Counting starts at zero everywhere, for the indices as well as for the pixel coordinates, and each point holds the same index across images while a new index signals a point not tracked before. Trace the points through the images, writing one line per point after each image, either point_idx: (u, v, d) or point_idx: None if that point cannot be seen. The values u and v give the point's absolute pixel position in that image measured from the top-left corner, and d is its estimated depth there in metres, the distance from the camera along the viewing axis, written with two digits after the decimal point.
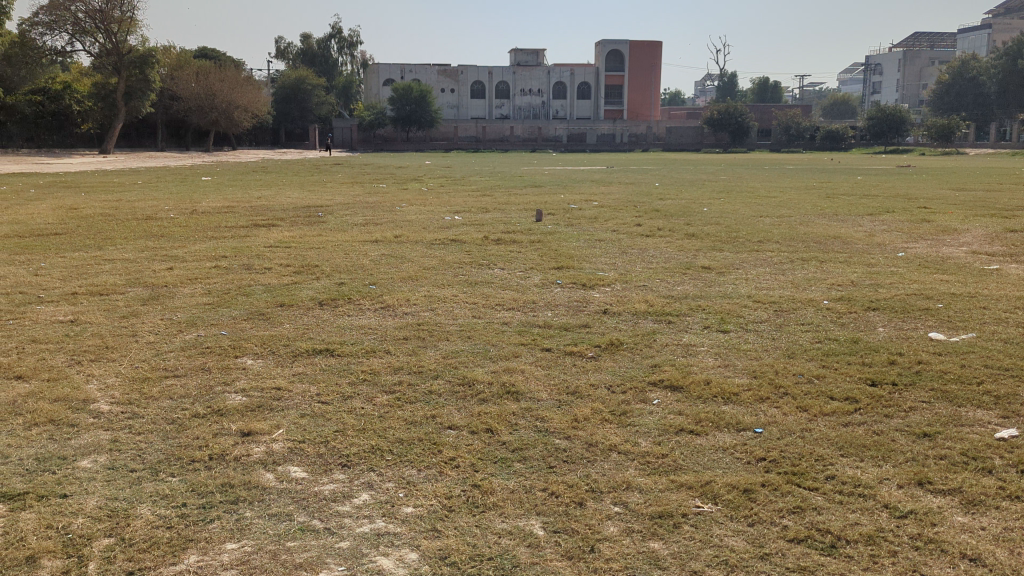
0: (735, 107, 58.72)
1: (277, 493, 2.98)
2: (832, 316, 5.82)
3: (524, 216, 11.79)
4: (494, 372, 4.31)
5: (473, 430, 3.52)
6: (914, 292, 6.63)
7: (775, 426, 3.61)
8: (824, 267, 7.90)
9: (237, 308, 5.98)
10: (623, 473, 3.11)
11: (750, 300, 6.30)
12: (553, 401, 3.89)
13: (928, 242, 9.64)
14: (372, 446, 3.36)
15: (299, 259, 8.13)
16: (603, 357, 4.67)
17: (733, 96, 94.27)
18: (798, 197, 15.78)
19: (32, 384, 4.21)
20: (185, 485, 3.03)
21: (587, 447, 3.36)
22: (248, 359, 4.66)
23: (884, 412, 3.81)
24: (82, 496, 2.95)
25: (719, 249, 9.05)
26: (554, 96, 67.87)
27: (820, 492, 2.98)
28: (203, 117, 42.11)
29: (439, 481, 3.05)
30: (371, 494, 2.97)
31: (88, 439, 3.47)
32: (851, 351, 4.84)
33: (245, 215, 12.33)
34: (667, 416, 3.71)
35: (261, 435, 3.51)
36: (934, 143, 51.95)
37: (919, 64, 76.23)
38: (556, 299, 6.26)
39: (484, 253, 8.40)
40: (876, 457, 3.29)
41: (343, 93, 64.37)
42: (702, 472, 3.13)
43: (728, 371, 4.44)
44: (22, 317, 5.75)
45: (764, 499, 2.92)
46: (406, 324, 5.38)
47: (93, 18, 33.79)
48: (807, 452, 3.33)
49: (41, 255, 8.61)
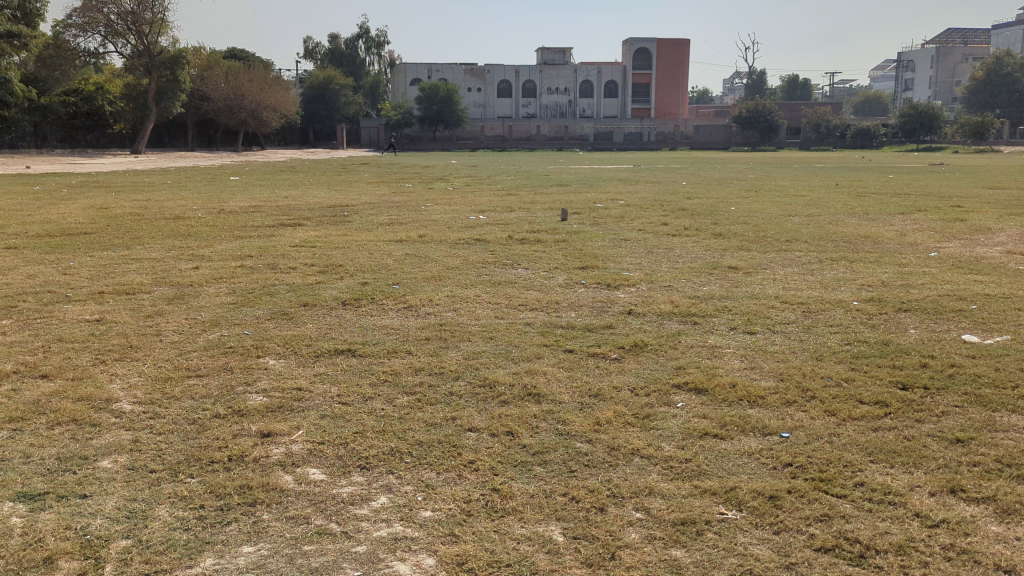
0: (763, 105, 57.90)
1: (295, 496, 2.95)
2: (862, 317, 5.70)
3: (550, 216, 11.73)
4: (515, 373, 4.27)
5: (494, 432, 3.48)
6: (947, 292, 6.50)
7: (802, 430, 3.54)
8: (854, 267, 7.77)
9: (261, 308, 5.99)
10: (645, 478, 3.05)
11: (778, 301, 6.20)
12: (575, 403, 3.84)
13: (962, 242, 9.45)
14: (391, 448, 3.33)
15: (324, 259, 8.12)
16: (626, 358, 4.61)
17: (762, 94, 93.19)
18: (827, 196, 15.53)
19: (57, 384, 4.22)
20: (204, 486, 3.02)
21: (608, 451, 3.30)
22: (271, 359, 4.65)
23: (915, 416, 3.71)
24: (101, 497, 2.94)
25: (746, 248, 8.95)
26: (581, 95, 67.73)
27: (848, 499, 2.90)
28: (232, 117, 42.50)
29: (458, 484, 3.02)
30: (390, 497, 2.94)
31: (110, 439, 3.48)
32: (881, 353, 4.74)
33: (271, 215, 12.32)
34: (690, 419, 3.65)
35: (280, 436, 3.49)
36: (968, 141, 50.98)
37: (953, 60, 75.06)
38: (580, 299, 6.20)
39: (509, 252, 8.37)
40: (906, 464, 3.20)
41: (370, 92, 64.66)
42: (727, 477, 3.07)
43: (754, 373, 4.36)
44: (49, 316, 5.77)
45: (789, 506, 2.85)
46: (428, 325, 5.35)
47: (124, 19, 34.13)
48: (835, 457, 3.25)
49: (70, 255, 8.66)
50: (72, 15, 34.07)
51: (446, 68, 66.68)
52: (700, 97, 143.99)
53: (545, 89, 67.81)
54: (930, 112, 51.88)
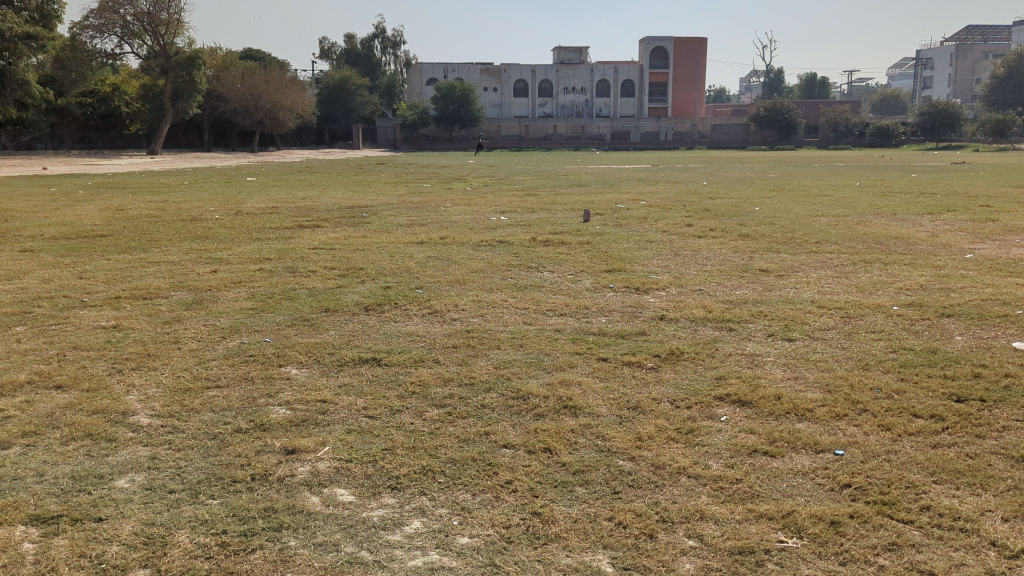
0: (781, 103, 57.29)
1: (323, 520, 2.78)
2: (904, 323, 5.46)
3: (572, 217, 11.50)
4: (549, 385, 4.06)
5: (531, 450, 3.29)
6: (990, 297, 6.25)
7: (858, 447, 3.32)
8: (890, 269, 7.56)
9: (281, 313, 5.84)
10: (695, 502, 2.85)
11: (814, 306, 5.97)
12: (613, 417, 3.64)
13: (996, 242, 9.22)
14: (423, 466, 3.15)
15: (344, 261, 7.99)
16: (662, 367, 4.41)
17: (780, 92, 92.65)
18: (852, 195, 15.27)
19: (72, 396, 4.07)
20: (225, 509, 2.85)
21: (653, 470, 3.10)
22: (293, 369, 4.48)
23: (975, 432, 3.47)
24: (117, 521, 2.78)
25: (775, 250, 8.68)
26: (598, 95, 67.93)
27: (916, 526, 2.69)
28: (249, 118, 42.55)
29: (496, 507, 2.83)
30: (423, 521, 2.76)
31: (127, 456, 3.32)
32: (929, 361, 4.51)
33: (289, 215, 12.33)
34: (737, 435, 3.45)
35: (305, 453, 3.32)
36: (990, 139, 50.29)
37: (972, 57, 74.25)
38: (609, 304, 5.99)
39: (534, 255, 8.20)
40: (973, 485, 2.97)
41: (387, 92, 64.74)
42: (784, 501, 2.86)
43: (799, 384, 4.13)
44: (64, 323, 5.63)
45: (854, 533, 2.65)
46: (455, 331, 5.17)
47: (141, 20, 34.31)
48: (897, 478, 3.03)
49: (87, 258, 8.54)
50: (89, 16, 34.17)
51: (462, 68, 66.62)
52: (717, 96, 143.17)
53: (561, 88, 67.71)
54: (950, 110, 51.30)
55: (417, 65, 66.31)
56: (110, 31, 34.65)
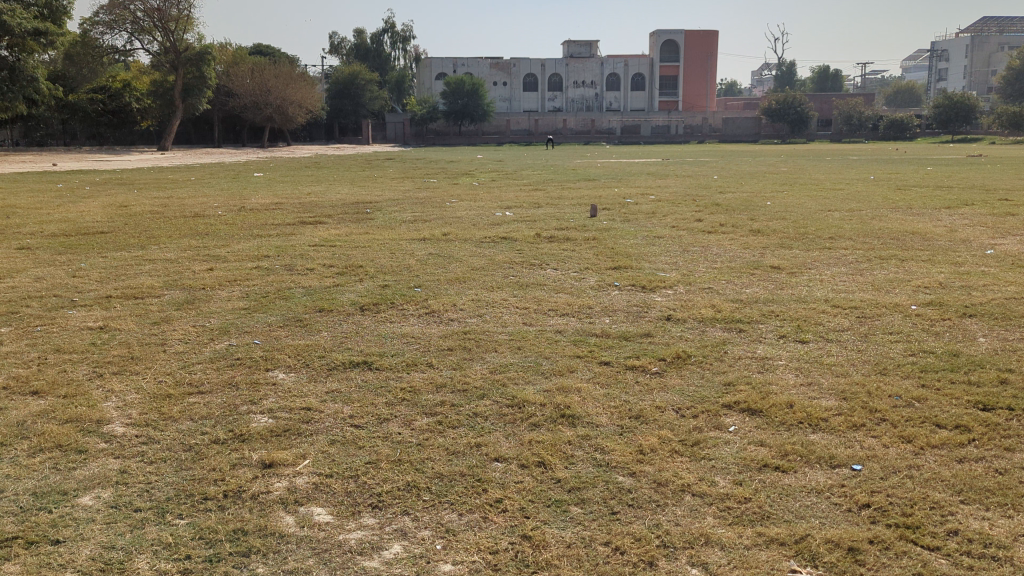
0: (794, 96, 56.35)
1: (295, 543, 2.57)
2: (923, 324, 5.20)
3: (579, 213, 11.22)
4: (547, 392, 3.83)
5: (523, 464, 3.07)
6: (1015, 295, 5.97)
7: (876, 462, 3.08)
8: (908, 266, 7.28)
9: (274, 313, 5.64)
10: (700, 524, 2.63)
11: (829, 305, 5.72)
12: (614, 427, 3.42)
13: (1015, 237, 8.91)
14: (407, 482, 2.94)
15: (343, 258, 7.79)
16: (668, 372, 4.17)
17: (793, 85, 91.79)
18: (866, 188, 14.91)
19: (47, 403, 3.87)
20: (191, 531, 2.65)
21: (656, 487, 2.88)
22: (280, 374, 4.27)
23: (1003, 444, 3.23)
24: (76, 544, 2.58)
25: (788, 246, 8.45)
26: (608, 88, 67.27)
27: (942, 553, 2.46)
28: (258, 113, 42.40)
29: (483, 529, 2.62)
30: (404, 545, 2.54)
31: (94, 471, 3.12)
32: (953, 366, 4.25)
33: (292, 212, 12.10)
34: (746, 448, 3.21)
35: (284, 467, 3.11)
36: (1006, 131, 49.49)
37: (988, 49, 73.33)
38: (614, 304, 5.75)
39: (537, 252, 7.97)
40: (1004, 506, 2.73)
41: (396, 87, 64.50)
42: (797, 523, 2.64)
43: (812, 391, 3.89)
44: (50, 324, 5.44)
45: (875, 562, 2.42)
46: (451, 333, 4.95)
47: (151, 16, 34.18)
48: (919, 497, 2.79)
49: (82, 256, 8.34)
50: (99, 12, 34.10)
51: (471, 62, 66.30)
52: (729, 89, 142.71)
53: (571, 82, 67.22)
54: (966, 102, 50.37)
55: (427, 59, 66.01)
56: (121, 27, 34.54)
